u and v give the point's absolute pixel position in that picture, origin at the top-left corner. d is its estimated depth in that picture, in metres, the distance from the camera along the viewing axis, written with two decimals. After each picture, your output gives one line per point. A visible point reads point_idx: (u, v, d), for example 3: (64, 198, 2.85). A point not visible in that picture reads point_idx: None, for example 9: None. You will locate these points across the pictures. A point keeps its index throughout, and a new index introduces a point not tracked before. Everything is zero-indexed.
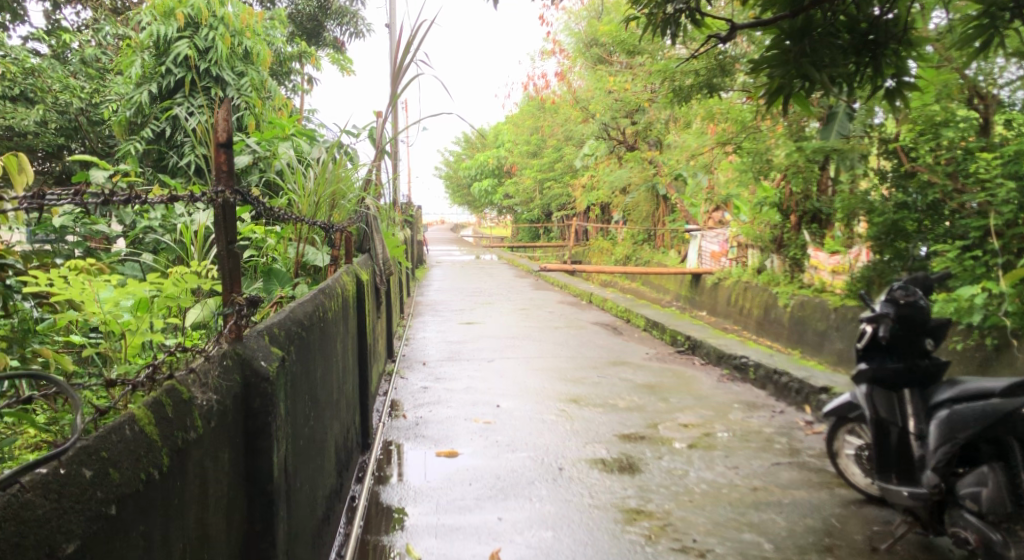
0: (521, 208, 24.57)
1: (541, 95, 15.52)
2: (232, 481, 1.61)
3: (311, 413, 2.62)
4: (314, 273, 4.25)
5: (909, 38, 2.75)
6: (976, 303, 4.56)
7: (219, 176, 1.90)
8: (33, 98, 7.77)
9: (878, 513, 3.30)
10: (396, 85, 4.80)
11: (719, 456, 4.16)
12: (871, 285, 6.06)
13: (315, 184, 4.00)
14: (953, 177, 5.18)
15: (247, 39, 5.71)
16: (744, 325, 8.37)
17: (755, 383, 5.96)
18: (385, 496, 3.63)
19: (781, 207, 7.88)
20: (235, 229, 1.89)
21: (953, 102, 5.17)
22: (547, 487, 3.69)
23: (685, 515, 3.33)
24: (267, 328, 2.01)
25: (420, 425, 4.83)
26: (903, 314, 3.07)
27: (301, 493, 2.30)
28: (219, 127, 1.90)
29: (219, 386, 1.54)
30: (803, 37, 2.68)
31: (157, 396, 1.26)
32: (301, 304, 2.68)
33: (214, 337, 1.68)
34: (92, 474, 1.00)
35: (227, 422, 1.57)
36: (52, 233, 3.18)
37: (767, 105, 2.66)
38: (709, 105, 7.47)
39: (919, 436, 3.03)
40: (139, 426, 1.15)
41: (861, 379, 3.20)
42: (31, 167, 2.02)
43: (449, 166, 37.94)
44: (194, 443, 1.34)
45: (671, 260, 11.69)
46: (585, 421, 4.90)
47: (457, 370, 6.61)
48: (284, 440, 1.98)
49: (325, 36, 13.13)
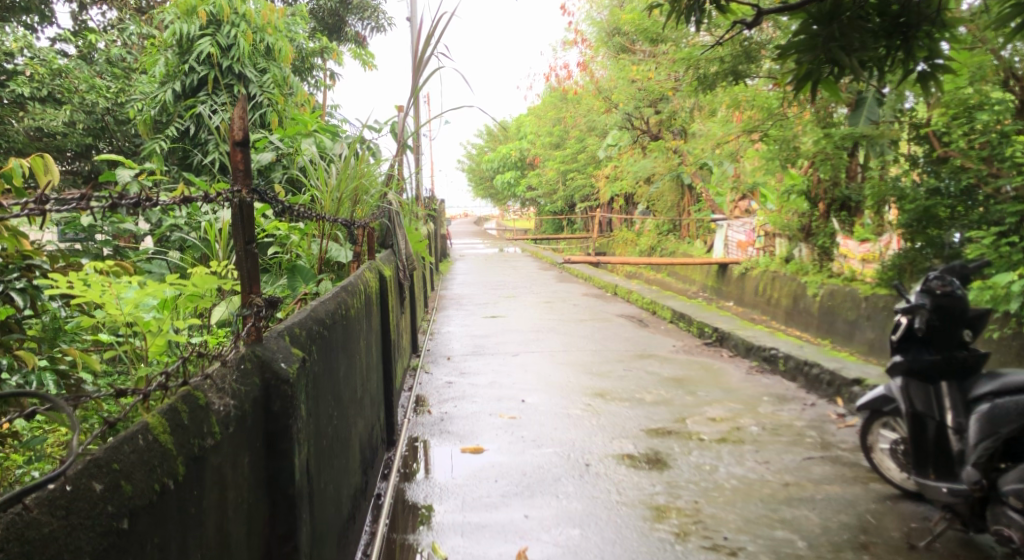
0: (543, 200, 24.45)
1: (563, 85, 15.42)
2: (254, 487, 1.60)
3: (334, 412, 2.61)
4: (338, 270, 4.23)
5: (943, 20, 2.62)
6: (1013, 291, 4.37)
7: (236, 175, 1.87)
8: (60, 99, 7.90)
9: (914, 509, 3.20)
10: (417, 78, 4.78)
11: (749, 451, 4.08)
12: (903, 274, 5.90)
13: (337, 180, 3.97)
14: (987, 161, 5.00)
15: (268, 36, 5.72)
16: (772, 315, 8.23)
17: (785, 375, 5.85)
18: (410, 494, 3.62)
19: (809, 195, 7.73)
20: (252, 229, 1.87)
21: (987, 85, 5.01)
22: (573, 483, 3.65)
23: (715, 512, 3.26)
24: (288, 329, 1.99)
25: (445, 421, 4.81)
26: (939, 305, 2.96)
27: (326, 494, 2.28)
28: (235, 125, 1.87)
29: (237, 391, 1.52)
30: (831, 20, 2.58)
31: (173, 403, 1.25)
32: (323, 303, 2.66)
33: (232, 340, 1.67)
34: (103, 487, 0.99)
35: (246, 427, 1.55)
36: (81, 232, 3.21)
37: (795, 91, 2.58)
38: (735, 92, 7.32)
39: (958, 431, 2.90)
40: (153, 435, 1.14)
41: (897, 371, 3.09)
42: (56, 167, 1.99)
43: (471, 158, 37.93)
44: (212, 449, 1.33)
45: (696, 250, 11.55)
46: (611, 416, 4.84)
47: (482, 364, 6.59)
48: (306, 442, 1.96)
49: (346, 31, 13.17)
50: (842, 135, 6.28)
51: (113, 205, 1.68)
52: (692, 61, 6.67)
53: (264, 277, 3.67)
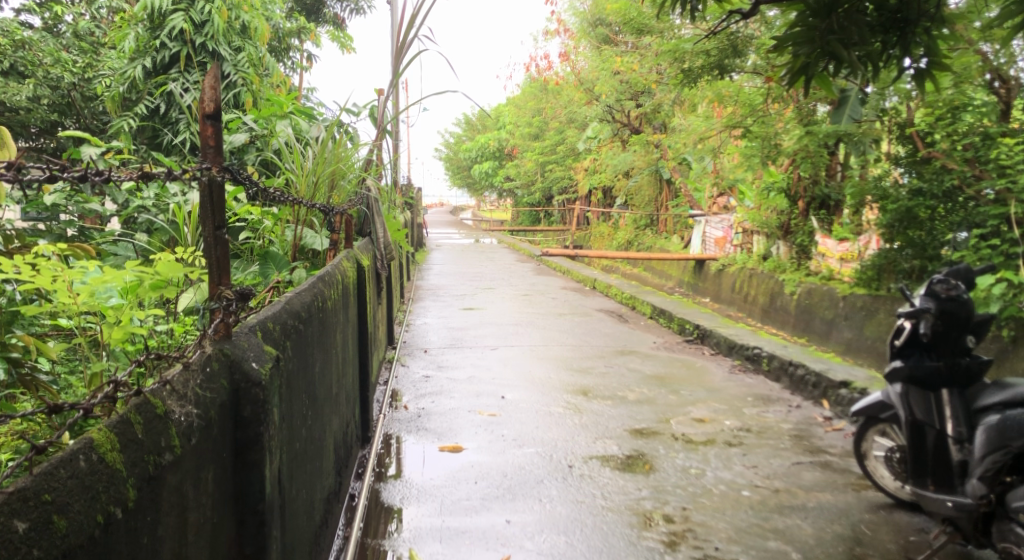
0: (521, 191, 24.19)
1: (544, 75, 15.44)
2: (219, 503, 1.42)
3: (309, 412, 2.42)
4: (314, 258, 4.02)
5: (943, 16, 2.47)
6: (992, 294, 4.37)
7: (205, 152, 1.67)
8: (23, 72, 7.53)
9: (910, 520, 3.11)
10: (398, 62, 4.58)
11: (737, 455, 3.98)
12: (883, 275, 5.81)
13: (314, 164, 3.75)
14: (971, 163, 4.92)
15: (244, 14, 5.45)
16: (749, 312, 8.16)
17: (768, 375, 5.76)
18: (386, 495, 3.44)
19: (788, 193, 7.70)
20: (223, 213, 1.68)
21: (971, 87, 4.97)
22: (557, 487, 3.51)
23: (705, 520, 3.14)
24: (261, 323, 1.81)
25: (422, 417, 4.63)
26: (944, 310, 2.86)
27: (297, 503, 2.10)
28: (206, 96, 1.65)
29: (201, 398, 1.33)
30: (830, 12, 2.42)
31: (125, 414, 1.07)
32: (299, 294, 2.46)
33: (198, 337, 1.48)
34: (28, 527, 0.81)
35: (212, 437, 1.37)
36: (44, 212, 3.06)
37: (789, 86, 2.42)
38: (717, 87, 7.11)
39: (958, 440, 2.83)
40: (98, 454, 0.96)
41: (896, 378, 3.00)
42: (11, 141, 1.74)
43: (449, 147, 37.55)
44: (170, 466, 1.15)
45: (674, 245, 11.51)
46: (594, 415, 4.71)
47: (460, 358, 6.40)
48: (277, 449, 1.77)
49: (325, 13, 12.80)
50: (826, 133, 6.22)
51: (51, 177, 1.38)
52: (677, 54, 6.52)
53: (234, 263, 3.45)
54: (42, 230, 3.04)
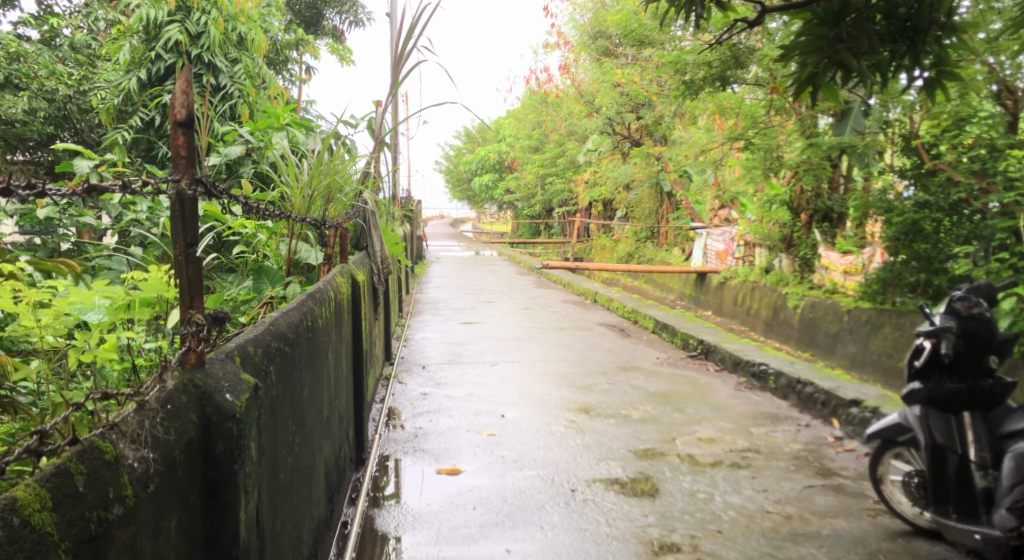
0: (522, 203, 24.05)
1: (544, 88, 15.36)
2: (186, 553, 1.28)
3: (296, 438, 2.27)
4: (308, 272, 3.85)
5: (954, 23, 2.33)
6: (1003, 309, 4.21)
7: (177, 163, 1.54)
8: (18, 85, 7.38)
9: (930, 549, 2.96)
10: (395, 73, 4.48)
11: (746, 477, 3.82)
12: (888, 289, 5.66)
13: (309, 176, 3.60)
14: (979, 175, 4.78)
15: (240, 25, 5.34)
16: (752, 326, 8.02)
17: (775, 392, 5.62)
18: (380, 522, 3.29)
19: (791, 205, 7.58)
20: (196, 229, 1.55)
21: (978, 97, 4.84)
22: (559, 513, 3.35)
23: (715, 549, 2.99)
24: (239, 348, 1.67)
25: (419, 437, 4.48)
26: (966, 328, 2.73)
27: (281, 539, 1.96)
28: (177, 102, 1.51)
29: (162, 438, 1.19)
30: (838, 21, 2.29)
31: (64, 464, 0.94)
32: (286, 314, 2.31)
33: (160, 368, 1.34)
34: None
35: (176, 480, 1.23)
36: (40, 225, 2.98)
37: (796, 96, 2.27)
38: (718, 99, 7.02)
39: (981, 467, 2.71)
40: (21, 518, 0.82)
41: (915, 400, 2.85)
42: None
43: (449, 160, 37.54)
44: (120, 520, 1.02)
45: (675, 258, 11.37)
46: (597, 435, 4.55)
47: (459, 375, 6.25)
48: (256, 486, 1.62)
49: (324, 25, 12.76)
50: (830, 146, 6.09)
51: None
52: (679, 66, 6.39)
53: (229, 278, 3.37)
54: (36, 243, 2.96)
